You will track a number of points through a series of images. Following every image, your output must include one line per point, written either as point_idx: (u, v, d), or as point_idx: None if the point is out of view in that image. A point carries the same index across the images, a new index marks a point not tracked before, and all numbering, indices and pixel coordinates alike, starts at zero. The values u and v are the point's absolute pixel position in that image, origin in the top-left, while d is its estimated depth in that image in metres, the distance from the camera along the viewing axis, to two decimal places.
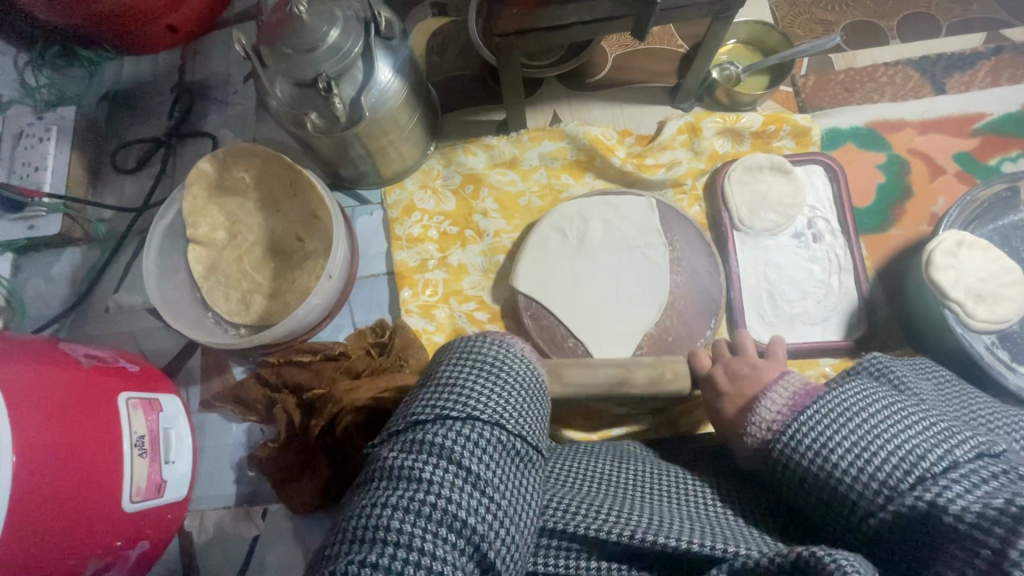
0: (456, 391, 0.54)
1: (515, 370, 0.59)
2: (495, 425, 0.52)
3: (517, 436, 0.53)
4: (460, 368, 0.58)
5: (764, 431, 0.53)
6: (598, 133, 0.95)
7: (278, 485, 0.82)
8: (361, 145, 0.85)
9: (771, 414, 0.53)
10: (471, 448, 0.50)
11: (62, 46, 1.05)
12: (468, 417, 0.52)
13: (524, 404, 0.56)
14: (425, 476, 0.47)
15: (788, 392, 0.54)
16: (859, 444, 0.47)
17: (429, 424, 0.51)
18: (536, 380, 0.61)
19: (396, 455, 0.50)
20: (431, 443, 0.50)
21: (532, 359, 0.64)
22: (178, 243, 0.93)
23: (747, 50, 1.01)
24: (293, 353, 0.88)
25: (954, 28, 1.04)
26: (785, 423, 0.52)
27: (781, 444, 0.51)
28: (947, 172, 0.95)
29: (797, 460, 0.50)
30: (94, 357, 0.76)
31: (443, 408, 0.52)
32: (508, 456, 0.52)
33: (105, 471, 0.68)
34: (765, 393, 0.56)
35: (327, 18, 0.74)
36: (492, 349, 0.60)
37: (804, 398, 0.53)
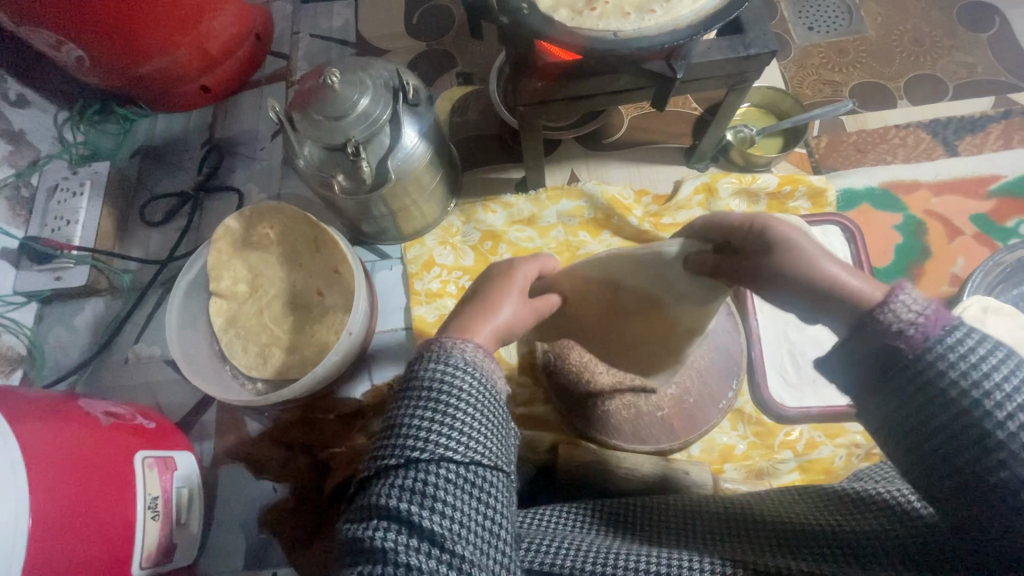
0: (411, 427, 0.44)
1: (470, 381, 0.47)
2: (464, 463, 0.43)
3: (492, 467, 0.44)
4: (414, 392, 0.46)
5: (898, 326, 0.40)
6: (615, 194, 0.98)
7: (294, 547, 0.81)
8: (384, 204, 0.87)
9: (911, 308, 0.40)
10: (439, 509, 0.41)
11: (100, 104, 1.11)
12: (430, 462, 0.42)
13: (491, 423, 0.46)
14: (396, 558, 0.39)
15: (920, 305, 0.40)
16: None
17: (388, 479, 0.42)
18: (500, 384, 0.49)
19: (358, 531, 0.41)
20: (393, 509, 0.40)
21: (489, 357, 0.50)
22: (200, 296, 0.95)
23: (760, 113, 1.04)
24: (312, 409, 0.88)
25: (962, 90, 1.06)
26: (935, 333, 0.39)
27: (932, 355, 0.39)
28: (965, 233, 0.95)
29: (942, 385, 0.38)
30: (113, 415, 0.76)
31: (394, 452, 0.43)
32: (480, 498, 0.43)
33: (116, 536, 0.66)
34: (894, 294, 0.42)
35: (358, 87, 0.77)
36: (433, 366, 0.46)
37: (945, 316, 0.40)
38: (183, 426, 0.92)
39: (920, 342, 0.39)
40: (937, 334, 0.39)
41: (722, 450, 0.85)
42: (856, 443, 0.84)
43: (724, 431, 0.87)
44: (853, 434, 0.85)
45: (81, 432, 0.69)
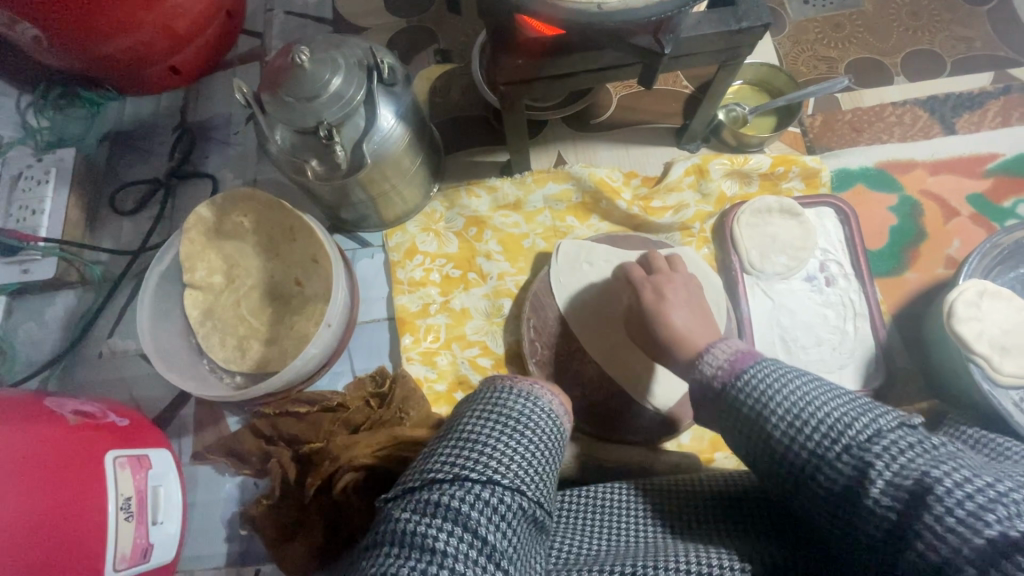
0: (475, 446, 0.51)
1: (539, 430, 0.55)
2: (516, 491, 0.48)
3: (535, 503, 0.49)
4: (483, 421, 0.54)
5: (712, 377, 0.54)
6: (603, 176, 0.94)
7: (273, 544, 0.78)
8: (362, 190, 0.83)
9: (716, 364, 0.55)
10: (489, 515, 0.46)
11: (65, 88, 1.04)
12: (488, 480, 0.48)
13: (542, 464, 0.53)
14: (439, 546, 0.43)
15: (729, 350, 0.56)
16: (792, 408, 0.47)
17: (446, 483, 0.48)
18: (560, 439, 0.57)
19: (408, 517, 0.45)
20: (447, 506, 0.45)
21: (561, 416, 0.59)
22: (175, 288, 0.91)
23: (753, 91, 1.00)
24: (289, 403, 0.85)
25: (960, 66, 1.03)
26: (729, 374, 0.53)
27: (732, 386, 0.52)
28: (961, 214, 0.92)
29: (741, 402, 0.50)
30: (82, 413, 0.73)
31: (463, 468, 0.49)
32: (525, 526, 0.48)
33: (85, 539, 0.64)
34: (710, 349, 0.58)
35: (330, 66, 0.73)
36: (517, 403, 0.56)
37: (743, 358, 0.54)
38: (161, 422, 0.89)
39: (721, 381, 0.53)
40: (731, 377, 0.53)
41: (712, 440, 0.85)
42: None
43: None
44: None
45: (45, 432, 0.66)
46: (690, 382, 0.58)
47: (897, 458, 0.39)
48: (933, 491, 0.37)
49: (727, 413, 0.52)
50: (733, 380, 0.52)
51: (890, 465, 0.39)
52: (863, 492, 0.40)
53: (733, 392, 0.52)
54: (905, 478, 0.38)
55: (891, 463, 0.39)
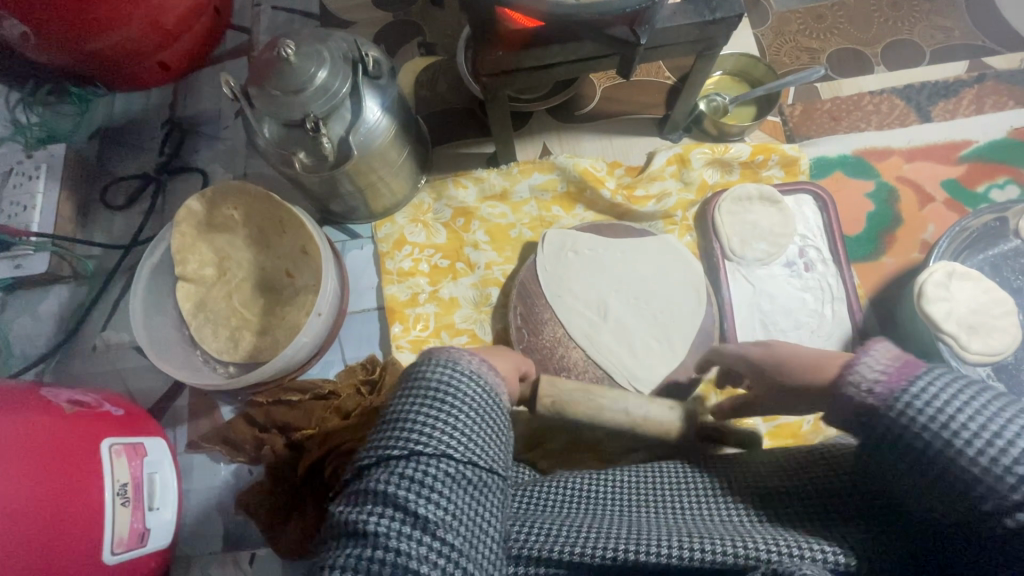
0: (403, 417, 0.45)
1: (473, 395, 0.46)
2: (453, 464, 0.42)
3: (481, 467, 0.44)
4: (410, 393, 0.46)
5: (865, 394, 0.40)
6: (587, 166, 0.96)
7: (267, 528, 0.80)
8: (350, 182, 0.85)
9: (873, 374, 0.41)
10: (424, 490, 0.41)
11: (53, 84, 1.04)
12: (414, 451, 0.42)
13: (487, 425, 0.46)
14: (372, 530, 0.39)
15: (885, 359, 0.41)
16: (996, 433, 0.35)
17: (373, 466, 0.42)
18: (494, 403, 0.47)
19: (344, 510, 0.42)
20: (376, 490, 0.41)
21: (485, 378, 0.48)
22: (167, 281, 0.93)
23: (734, 81, 1.02)
24: (282, 392, 0.87)
25: (937, 55, 1.05)
26: (893, 388, 0.39)
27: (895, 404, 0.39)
28: (936, 199, 0.95)
29: (894, 418, 0.39)
30: (78, 403, 0.75)
31: (389, 449, 0.42)
32: (472, 501, 0.42)
33: (82, 524, 0.66)
34: (859, 353, 0.42)
35: (315, 60, 0.74)
36: (434, 371, 0.46)
37: (904, 368, 0.40)
38: (156, 412, 0.91)
39: (879, 401, 0.40)
40: (893, 392, 0.39)
41: None
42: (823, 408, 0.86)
43: None
44: None
45: (43, 420, 0.68)
46: (837, 397, 0.42)
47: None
48: None
49: (872, 434, 0.40)
50: (896, 394, 0.39)
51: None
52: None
53: (894, 414, 0.39)
54: None
55: None
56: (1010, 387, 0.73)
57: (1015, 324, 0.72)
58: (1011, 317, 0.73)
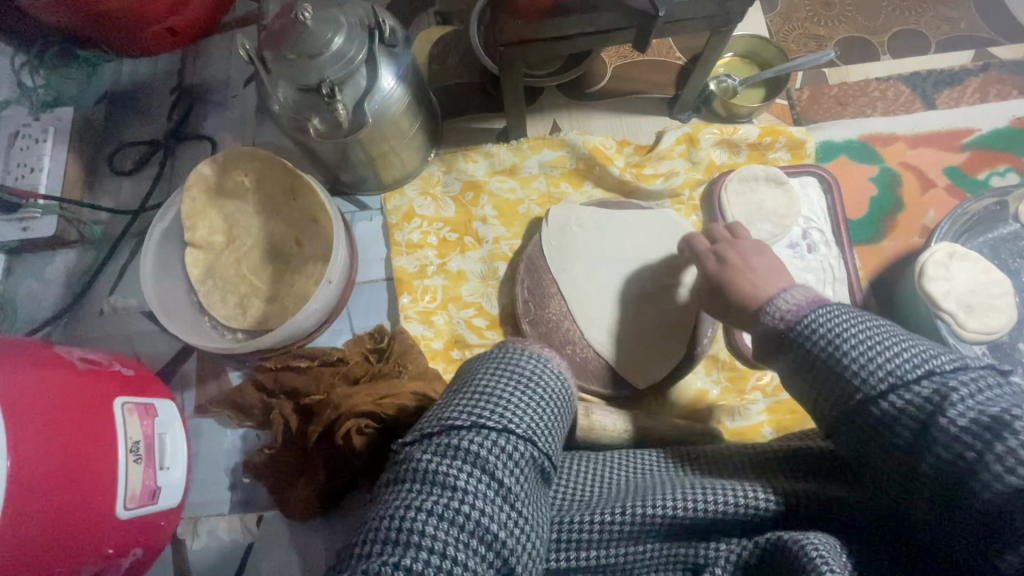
0: (492, 400, 0.54)
1: (550, 385, 0.59)
2: (529, 441, 0.52)
3: (545, 454, 0.53)
4: (497, 376, 0.57)
5: (777, 321, 0.53)
6: (597, 143, 0.97)
7: (275, 490, 0.81)
8: (362, 150, 0.85)
9: (783, 309, 0.54)
10: (505, 461, 0.50)
11: (61, 47, 1.04)
12: (504, 429, 0.51)
13: (553, 419, 0.56)
14: (459, 485, 0.47)
15: (803, 295, 0.55)
16: (870, 339, 0.46)
17: (464, 430, 0.51)
18: (568, 395, 0.61)
19: (430, 458, 0.49)
20: (465, 449, 0.49)
21: (566, 374, 0.63)
22: (175, 246, 0.93)
23: (744, 63, 1.03)
24: (291, 358, 0.87)
25: (942, 45, 1.06)
26: (800, 315, 0.52)
27: (797, 332, 0.51)
28: (938, 185, 0.97)
29: (810, 345, 0.49)
30: (91, 361, 0.75)
31: (480, 416, 0.52)
32: (533, 472, 0.52)
33: (97, 478, 0.67)
34: (780, 294, 0.56)
35: (332, 24, 0.74)
36: (529, 362, 0.60)
37: (818, 302, 0.53)
38: (163, 376, 0.92)
39: (789, 326, 0.52)
40: (799, 319, 0.51)
41: (693, 395, 0.88)
42: None
43: (698, 376, 0.89)
44: None
45: (56, 375, 0.69)
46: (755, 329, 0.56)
47: (980, 392, 0.41)
48: (1016, 421, 0.38)
49: (794, 345, 0.51)
50: (800, 322, 0.51)
51: (971, 393, 0.40)
52: (939, 413, 0.41)
53: (799, 334, 0.50)
54: (986, 408, 0.40)
55: (974, 394, 0.41)
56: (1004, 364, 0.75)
57: (1011, 304, 0.74)
58: (1008, 297, 0.75)
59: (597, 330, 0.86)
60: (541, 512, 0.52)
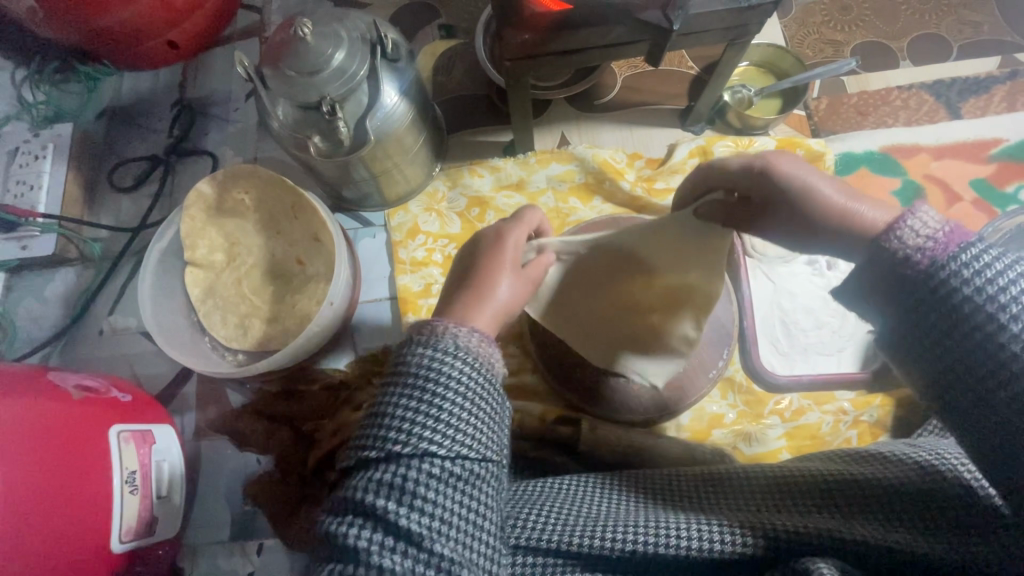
0: (400, 415, 0.42)
1: (483, 378, 0.45)
2: (457, 457, 0.41)
3: (486, 460, 0.43)
4: (405, 384, 0.43)
5: (913, 247, 0.41)
6: (607, 157, 0.94)
7: (276, 518, 0.78)
8: (365, 168, 0.83)
9: (921, 234, 0.42)
10: (431, 493, 0.40)
11: (62, 62, 1.03)
12: (422, 452, 0.40)
13: (486, 417, 0.44)
14: (386, 545, 0.38)
15: (939, 221, 0.42)
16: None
17: (379, 465, 0.41)
18: (498, 383, 0.46)
19: (349, 515, 0.40)
20: (382, 495, 0.39)
21: (492, 350, 0.47)
22: (175, 265, 0.91)
23: (760, 73, 0.99)
24: (291, 381, 0.86)
25: (967, 50, 1.02)
26: (951, 247, 0.40)
27: (952, 263, 0.40)
28: (964, 199, 0.92)
29: (958, 286, 0.39)
30: (85, 388, 0.73)
31: (391, 443, 0.41)
32: (483, 486, 0.42)
33: (92, 513, 0.65)
34: (908, 214, 0.43)
35: (333, 40, 0.72)
36: (426, 353, 0.44)
37: (961, 234, 0.41)
38: (163, 399, 0.90)
39: (927, 262, 0.41)
40: (947, 252, 0.40)
41: (710, 418, 0.84)
42: (843, 410, 0.83)
43: (714, 400, 0.85)
44: (842, 401, 0.84)
45: (51, 403, 0.67)
46: (870, 250, 0.44)
47: None
48: None
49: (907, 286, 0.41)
50: (952, 254, 0.40)
51: None
52: None
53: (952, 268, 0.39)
54: None
55: None
56: None
57: None
58: None
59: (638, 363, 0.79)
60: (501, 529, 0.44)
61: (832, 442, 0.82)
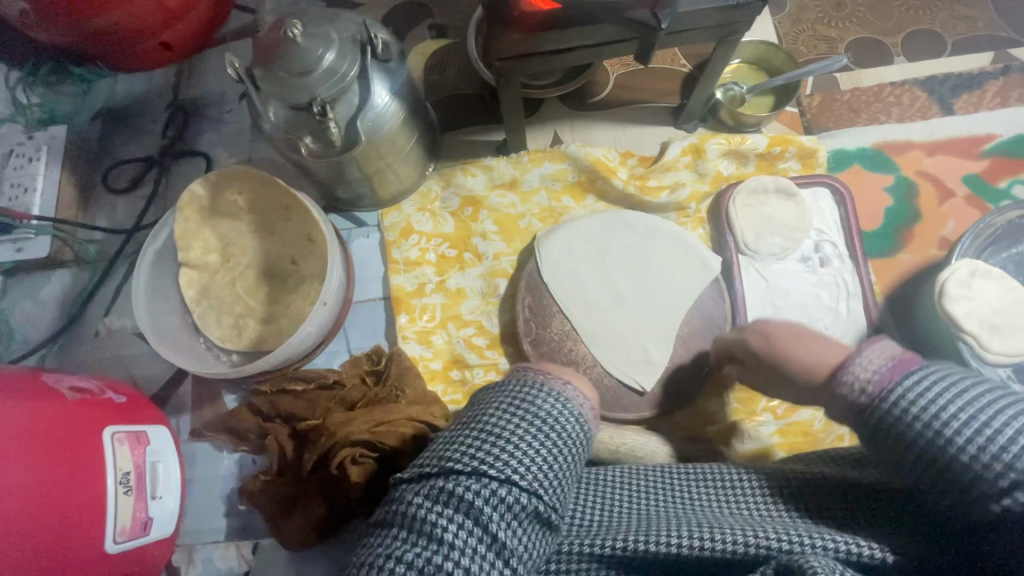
0: (495, 441, 0.46)
1: (570, 430, 0.49)
2: (535, 495, 0.45)
3: (551, 508, 0.46)
4: (507, 416, 0.48)
5: (858, 392, 0.44)
6: (599, 155, 0.93)
7: (270, 518, 0.79)
8: (357, 168, 0.83)
9: (867, 376, 0.44)
10: (504, 516, 0.43)
11: (55, 64, 1.02)
12: (508, 480, 0.44)
13: (564, 465, 0.48)
14: (448, 538, 0.42)
15: (884, 357, 0.44)
16: (969, 421, 0.38)
17: (462, 475, 0.44)
18: (584, 440, 0.51)
19: (419, 503, 0.43)
20: (460, 498, 0.43)
21: (586, 413, 0.52)
22: (170, 266, 0.91)
23: (752, 70, 0.99)
24: (285, 381, 0.84)
25: (960, 46, 1.02)
26: (886, 385, 0.42)
27: (887, 403, 0.42)
28: (957, 195, 0.93)
29: (899, 418, 0.41)
30: (79, 389, 0.74)
31: (481, 461, 0.44)
32: (538, 522, 0.45)
33: (88, 513, 0.65)
34: (855, 354, 0.46)
35: (323, 41, 0.72)
36: (544, 403, 0.49)
37: (903, 367, 0.43)
38: (158, 399, 0.90)
39: (872, 397, 0.43)
40: (885, 390, 0.42)
41: (703, 416, 0.85)
42: None
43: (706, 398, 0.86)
44: None
45: (46, 405, 0.67)
46: (832, 399, 0.46)
47: None
48: None
49: (867, 417, 0.43)
50: (885, 394, 0.42)
51: None
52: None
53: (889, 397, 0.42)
54: None
55: None
56: None
57: None
58: None
59: (638, 346, 0.83)
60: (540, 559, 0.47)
61: (825, 439, 0.82)
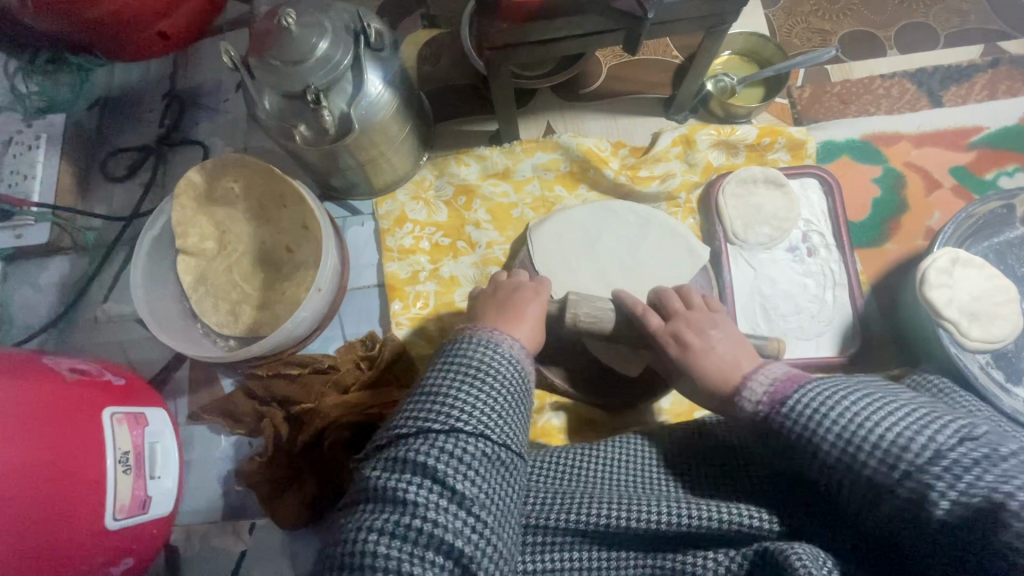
0: (439, 399, 0.55)
1: (502, 373, 0.58)
2: (480, 438, 0.53)
3: (502, 446, 0.54)
4: (445, 375, 0.57)
5: (754, 408, 0.54)
6: (591, 145, 0.95)
7: (267, 500, 0.80)
8: (351, 156, 0.84)
9: (756, 398, 0.54)
10: (454, 465, 0.51)
11: (53, 53, 1.03)
12: (450, 430, 0.52)
13: (509, 410, 0.56)
14: (409, 498, 0.49)
15: (770, 379, 0.55)
16: (843, 425, 0.47)
17: (410, 439, 0.53)
18: (522, 382, 0.60)
19: (379, 475, 0.52)
20: (411, 460, 0.51)
21: (521, 357, 0.62)
22: (167, 253, 0.92)
23: (743, 62, 1.00)
24: (281, 365, 0.87)
25: (950, 39, 1.03)
26: (772, 404, 0.52)
27: (779, 418, 0.51)
28: (944, 186, 0.94)
29: (788, 432, 0.50)
30: (79, 371, 0.75)
31: (425, 421, 0.53)
32: (492, 469, 0.52)
33: (88, 490, 0.67)
34: (749, 379, 0.57)
35: (316, 30, 0.73)
36: (477, 352, 0.59)
37: (786, 385, 0.53)
38: (156, 383, 0.92)
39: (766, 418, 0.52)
40: (773, 409, 0.52)
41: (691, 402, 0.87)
42: None
43: None
44: None
45: (46, 385, 0.69)
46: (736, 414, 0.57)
47: (960, 477, 0.40)
48: (1004, 509, 0.38)
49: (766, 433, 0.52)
50: (776, 409, 0.51)
51: (950, 485, 0.40)
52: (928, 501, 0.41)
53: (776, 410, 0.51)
54: (972, 495, 0.39)
55: (951, 481, 0.40)
56: (1006, 374, 0.73)
57: (1015, 312, 0.72)
58: (1013, 305, 0.73)
59: None
60: (506, 507, 0.53)
61: None
